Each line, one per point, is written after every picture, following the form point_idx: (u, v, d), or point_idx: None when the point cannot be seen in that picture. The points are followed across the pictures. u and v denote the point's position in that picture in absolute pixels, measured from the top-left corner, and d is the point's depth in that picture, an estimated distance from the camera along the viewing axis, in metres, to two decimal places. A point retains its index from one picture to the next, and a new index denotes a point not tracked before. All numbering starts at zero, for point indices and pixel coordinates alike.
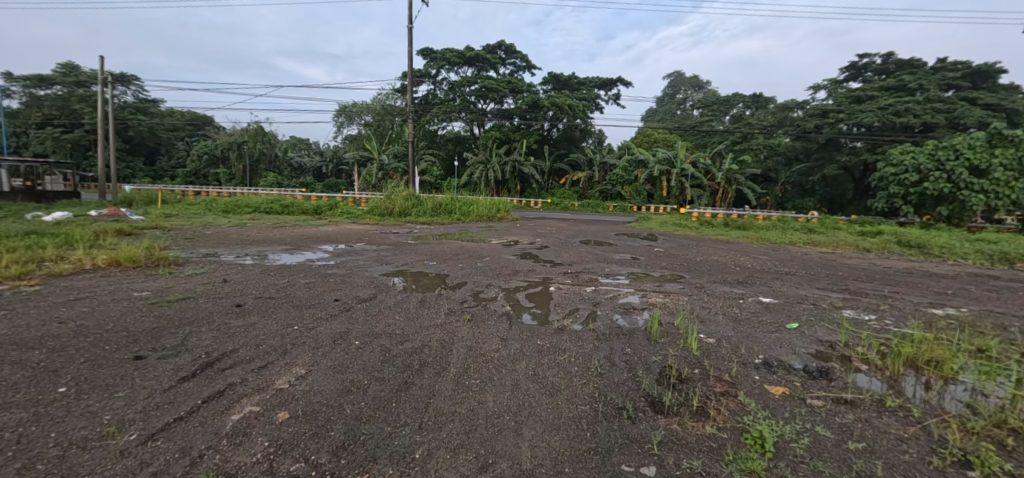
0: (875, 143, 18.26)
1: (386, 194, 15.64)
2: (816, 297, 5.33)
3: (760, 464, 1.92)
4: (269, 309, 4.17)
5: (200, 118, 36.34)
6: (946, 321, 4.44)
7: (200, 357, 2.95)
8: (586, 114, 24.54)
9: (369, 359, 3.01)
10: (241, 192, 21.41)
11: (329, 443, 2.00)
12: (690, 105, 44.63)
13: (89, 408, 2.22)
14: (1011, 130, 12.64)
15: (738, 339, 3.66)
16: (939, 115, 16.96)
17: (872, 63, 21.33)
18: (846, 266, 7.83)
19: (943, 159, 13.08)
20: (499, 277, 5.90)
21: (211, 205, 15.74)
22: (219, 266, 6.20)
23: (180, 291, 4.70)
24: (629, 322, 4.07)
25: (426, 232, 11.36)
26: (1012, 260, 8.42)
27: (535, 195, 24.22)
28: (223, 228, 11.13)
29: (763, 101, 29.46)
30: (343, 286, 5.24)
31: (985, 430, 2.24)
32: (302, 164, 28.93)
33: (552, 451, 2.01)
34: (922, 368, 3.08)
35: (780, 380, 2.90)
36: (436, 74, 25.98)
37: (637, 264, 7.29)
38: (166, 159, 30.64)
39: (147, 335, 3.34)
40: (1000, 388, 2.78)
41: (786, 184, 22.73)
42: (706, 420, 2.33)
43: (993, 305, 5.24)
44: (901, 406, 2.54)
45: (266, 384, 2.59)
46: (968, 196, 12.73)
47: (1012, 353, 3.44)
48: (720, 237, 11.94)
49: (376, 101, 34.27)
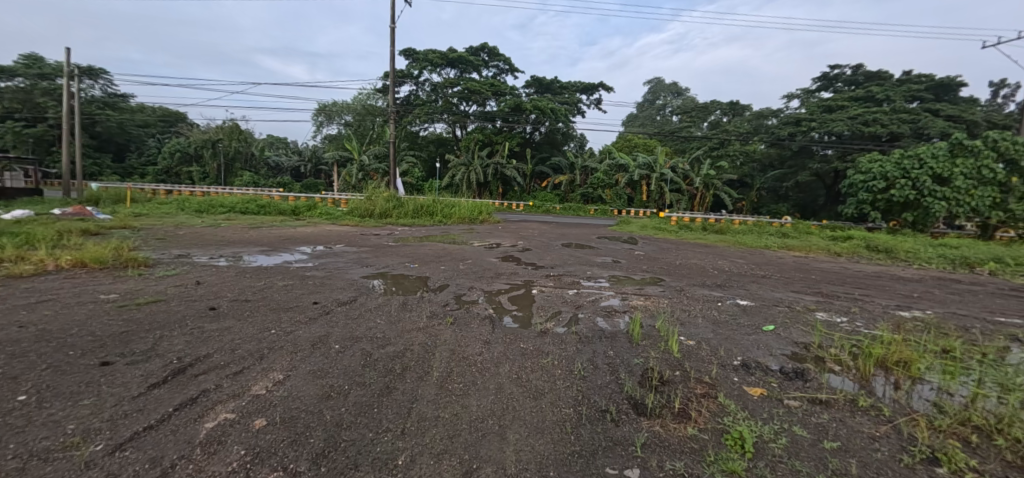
0: (846, 151, 19.08)
1: (366, 196, 15.47)
2: (791, 300, 5.49)
3: (740, 465, 1.95)
4: (246, 311, 4.06)
5: (171, 113, 35.09)
6: (913, 323, 4.63)
7: (172, 363, 2.84)
8: (568, 117, 24.86)
9: (349, 364, 2.95)
10: (217, 191, 20.72)
11: (308, 450, 1.94)
12: (668, 112, 45.83)
13: (51, 417, 2.10)
14: (971, 140, 13.36)
15: (716, 341, 3.73)
16: (905, 126, 17.90)
17: (842, 74, 22.14)
18: (819, 270, 8.11)
19: (909, 168, 13.75)
20: (481, 280, 5.86)
21: (183, 205, 15.17)
22: (192, 268, 5.98)
23: (151, 294, 4.52)
24: (611, 325, 4.11)
25: (407, 234, 11.30)
26: (972, 265, 8.89)
27: (516, 198, 24.20)
28: (196, 228, 10.73)
29: (740, 109, 30.31)
30: (322, 288, 5.11)
31: (950, 428, 2.34)
32: (280, 164, 28.41)
33: (536, 455, 2.00)
34: (891, 369, 3.20)
35: (759, 382, 2.96)
36: (418, 74, 25.88)
37: (618, 267, 7.39)
38: (134, 154, 29.47)
39: (115, 340, 3.19)
40: (963, 387, 2.91)
41: (762, 189, 23.34)
42: (687, 422, 2.36)
43: (956, 308, 5.49)
44: (872, 406, 2.63)
45: (241, 390, 2.51)
46: (932, 203, 13.37)
47: (973, 354, 3.62)
48: (699, 241, 12.21)
49: (356, 100, 33.67)
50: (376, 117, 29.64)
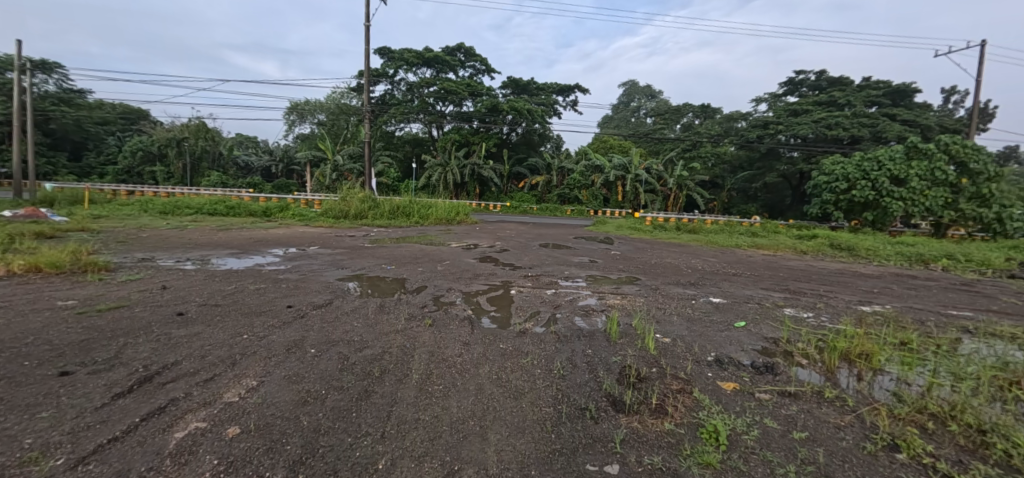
0: (811, 153, 19.94)
1: (341, 197, 15.17)
2: (760, 297, 5.71)
3: (715, 457, 2.03)
4: (216, 316, 3.92)
5: (134, 110, 33.54)
6: (873, 317, 4.90)
7: (137, 371, 2.72)
8: (545, 118, 25.03)
9: (326, 368, 2.90)
10: (183, 192, 19.91)
11: (285, 458, 1.90)
12: (643, 114, 46.79)
13: (6, 432, 1.98)
14: (925, 144, 14.20)
15: (691, 338, 3.85)
16: (865, 130, 18.83)
17: (807, 79, 23.13)
18: (786, 267, 8.45)
19: (868, 169, 14.52)
20: (459, 281, 5.85)
21: (146, 206, 14.50)
22: (157, 272, 5.73)
23: (113, 300, 4.31)
24: (589, 323, 4.18)
25: (383, 235, 11.14)
26: (926, 262, 9.46)
27: (493, 198, 24.19)
28: (161, 230, 10.30)
29: (712, 112, 31.19)
30: (296, 292, 4.99)
31: (908, 416, 2.49)
32: (250, 164, 27.53)
33: (517, 455, 2.02)
34: (854, 361, 3.37)
35: (731, 376, 3.07)
36: (393, 73, 25.54)
37: (595, 267, 7.50)
38: (92, 152, 27.95)
39: (75, 349, 3.03)
40: (919, 377, 3.11)
41: (732, 190, 24.11)
42: (664, 417, 2.43)
43: (912, 302, 5.83)
44: (837, 397, 2.77)
45: (213, 398, 2.43)
46: (889, 203, 14.13)
47: (928, 345, 3.86)
48: (674, 240, 12.52)
49: (329, 99, 32.92)
50: (350, 117, 29.19)
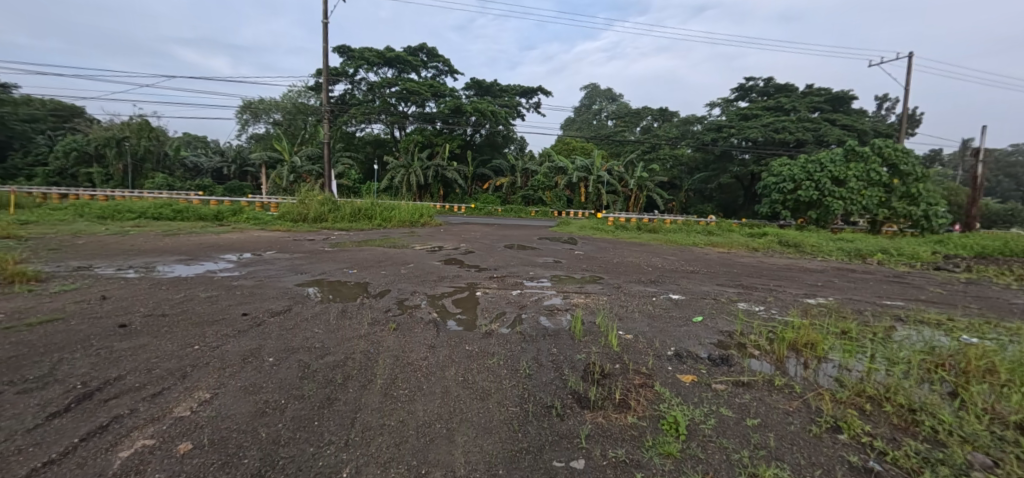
0: (760, 156, 21.14)
1: (299, 199, 14.61)
2: (716, 292, 6.02)
3: (675, 447, 2.13)
4: (163, 327, 3.69)
5: (65, 107, 30.90)
6: (818, 308, 5.29)
7: (75, 388, 2.53)
8: (508, 120, 25.14)
9: (286, 377, 2.81)
10: (123, 195, 18.54)
11: (243, 471, 1.84)
12: (604, 116, 47.93)
13: None
14: (861, 147, 15.42)
15: (652, 334, 4.00)
16: (808, 133, 20.19)
17: (756, 86, 24.53)
18: (740, 264, 8.95)
19: (812, 171, 15.58)
20: (424, 284, 5.79)
21: (81, 211, 13.41)
22: (95, 282, 5.32)
23: (44, 312, 3.96)
24: (554, 323, 4.26)
25: (344, 239, 10.85)
26: (863, 256, 10.28)
27: (458, 200, 24.04)
28: (98, 237, 9.57)
29: (670, 115, 32.41)
30: (253, 298, 4.78)
31: (848, 399, 2.72)
32: (199, 165, 26.03)
33: (484, 455, 2.05)
34: (801, 350, 3.63)
35: (689, 369, 3.24)
36: (353, 72, 24.86)
37: (559, 267, 7.64)
38: (15, 153, 25.45)
39: (1, 366, 2.78)
40: (858, 363, 3.39)
41: (689, 190, 25.17)
42: (627, 411, 2.53)
43: (851, 294, 6.34)
44: (786, 384, 2.97)
45: (162, 413, 2.30)
46: (831, 202, 15.19)
47: (865, 333, 4.22)
48: (635, 240, 12.95)
49: (285, 97, 31.65)
50: (307, 117, 28.21)
